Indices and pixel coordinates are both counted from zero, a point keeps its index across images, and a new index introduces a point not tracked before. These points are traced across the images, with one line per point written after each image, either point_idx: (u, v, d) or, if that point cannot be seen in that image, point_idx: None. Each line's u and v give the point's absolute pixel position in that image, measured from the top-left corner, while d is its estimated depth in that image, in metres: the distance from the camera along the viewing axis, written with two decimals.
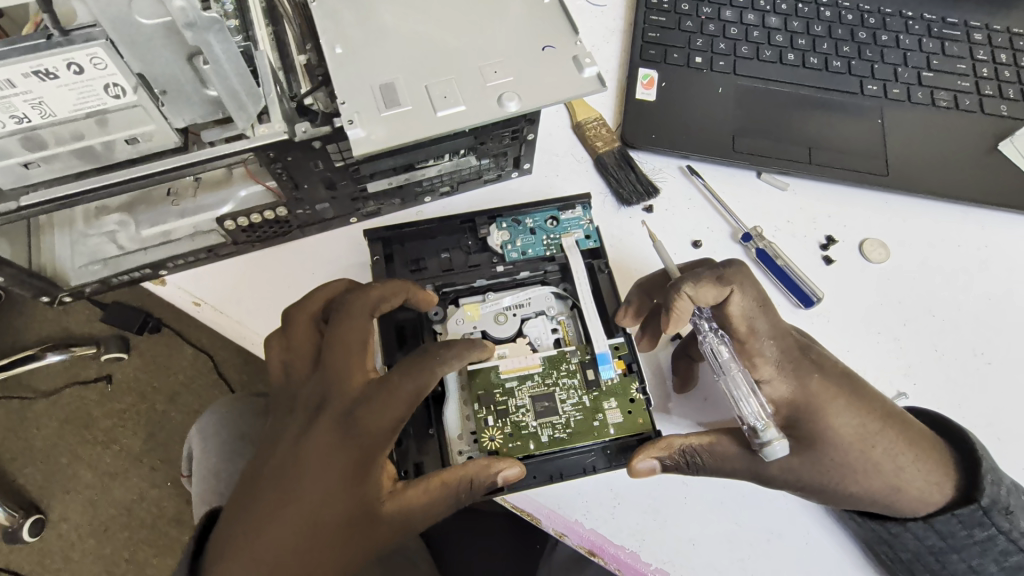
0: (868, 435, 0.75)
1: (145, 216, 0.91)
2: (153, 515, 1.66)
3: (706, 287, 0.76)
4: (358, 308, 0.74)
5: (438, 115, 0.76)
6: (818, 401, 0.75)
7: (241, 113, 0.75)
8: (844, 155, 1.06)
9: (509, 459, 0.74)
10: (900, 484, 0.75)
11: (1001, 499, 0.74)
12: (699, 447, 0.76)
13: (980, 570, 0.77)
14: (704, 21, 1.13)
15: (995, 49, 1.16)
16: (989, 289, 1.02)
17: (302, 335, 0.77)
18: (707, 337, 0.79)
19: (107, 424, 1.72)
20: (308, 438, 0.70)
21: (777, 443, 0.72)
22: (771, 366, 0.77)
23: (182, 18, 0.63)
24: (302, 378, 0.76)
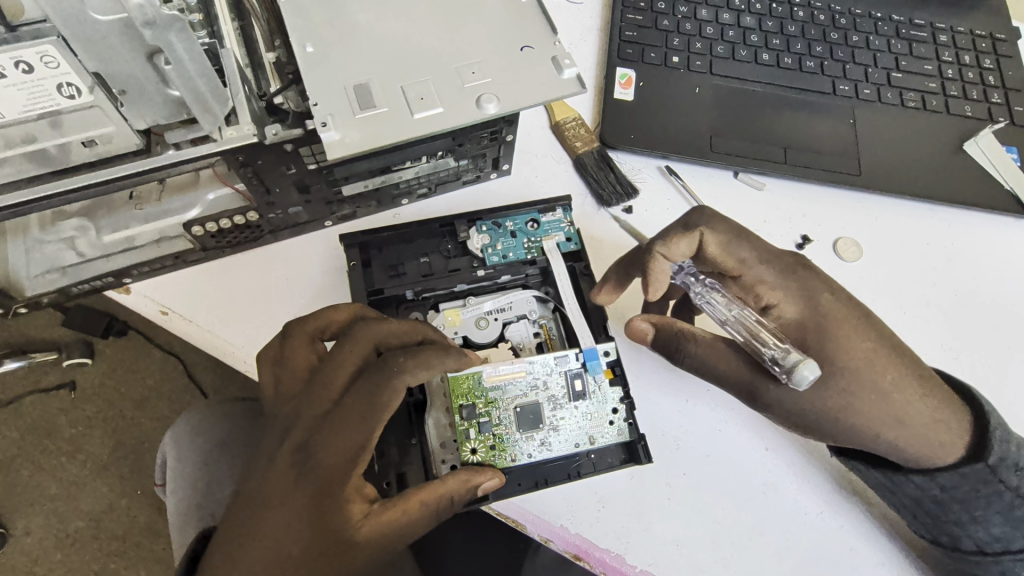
0: (888, 392, 0.76)
1: (106, 221, 0.86)
2: (124, 526, 1.60)
3: (677, 239, 0.81)
4: (353, 332, 0.74)
5: (415, 117, 0.74)
6: (824, 319, 0.78)
7: (207, 115, 0.71)
8: (818, 155, 1.08)
9: (489, 472, 0.74)
10: (918, 443, 0.76)
11: (1009, 455, 0.77)
12: (705, 340, 0.81)
13: (983, 522, 0.79)
14: (680, 20, 1.13)
15: (959, 51, 1.19)
16: (957, 285, 1.05)
17: (298, 353, 0.75)
18: (704, 290, 0.85)
19: (72, 433, 1.65)
20: (281, 457, 0.70)
21: (802, 363, 0.72)
22: (777, 291, 0.80)
23: (140, 16, 0.59)
24: (290, 395, 0.74)
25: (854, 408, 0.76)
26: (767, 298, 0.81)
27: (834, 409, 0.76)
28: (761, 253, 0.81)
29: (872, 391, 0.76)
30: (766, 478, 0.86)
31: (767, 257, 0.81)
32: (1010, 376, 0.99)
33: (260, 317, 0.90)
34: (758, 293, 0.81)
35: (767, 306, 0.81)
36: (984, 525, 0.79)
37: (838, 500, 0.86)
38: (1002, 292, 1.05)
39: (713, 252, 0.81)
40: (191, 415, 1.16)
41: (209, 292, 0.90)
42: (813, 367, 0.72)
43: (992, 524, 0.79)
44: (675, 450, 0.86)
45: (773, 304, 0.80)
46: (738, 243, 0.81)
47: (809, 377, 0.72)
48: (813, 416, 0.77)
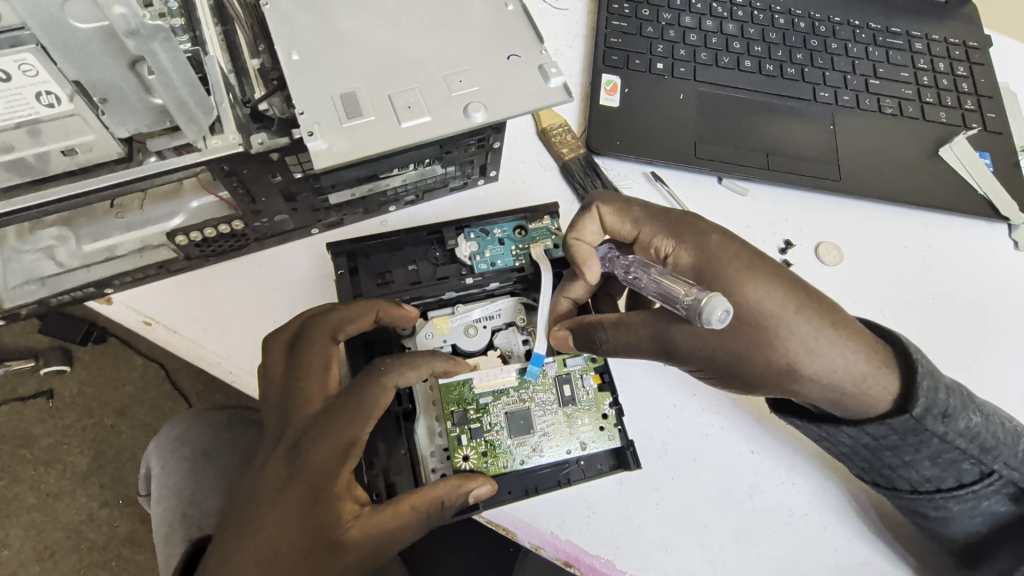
0: (800, 326, 0.70)
1: (87, 229, 0.85)
2: (105, 535, 1.57)
3: (581, 221, 0.82)
4: (319, 333, 0.73)
5: (402, 126, 0.74)
6: (716, 259, 0.73)
7: (191, 125, 0.70)
8: (799, 161, 1.10)
9: (481, 478, 0.74)
10: (840, 383, 0.72)
11: (936, 404, 0.74)
12: (608, 321, 0.76)
13: (913, 465, 0.78)
14: (664, 27, 1.14)
15: (934, 58, 1.22)
16: (932, 288, 1.08)
17: (274, 360, 0.74)
18: (628, 270, 0.81)
19: (50, 441, 1.61)
20: (267, 469, 0.68)
21: (709, 299, 0.66)
22: (669, 242, 0.78)
23: (123, 25, 0.58)
24: (273, 405, 0.73)
25: (771, 349, 0.70)
26: (662, 251, 0.78)
27: (748, 350, 0.70)
28: (646, 210, 0.80)
29: (785, 327, 0.70)
30: (751, 480, 0.88)
31: (653, 212, 0.80)
32: (986, 376, 1.02)
33: (247, 326, 0.89)
34: (655, 248, 0.79)
35: (665, 259, 0.78)
36: (915, 469, 0.79)
37: (820, 498, 0.88)
38: (975, 293, 1.08)
39: (612, 224, 0.82)
40: (176, 423, 1.16)
41: (194, 300, 0.89)
42: (722, 302, 0.66)
43: (922, 466, 0.78)
44: (662, 455, 0.87)
45: (668, 255, 0.77)
46: (628, 206, 0.81)
47: (720, 313, 0.66)
48: (727, 361, 0.71)
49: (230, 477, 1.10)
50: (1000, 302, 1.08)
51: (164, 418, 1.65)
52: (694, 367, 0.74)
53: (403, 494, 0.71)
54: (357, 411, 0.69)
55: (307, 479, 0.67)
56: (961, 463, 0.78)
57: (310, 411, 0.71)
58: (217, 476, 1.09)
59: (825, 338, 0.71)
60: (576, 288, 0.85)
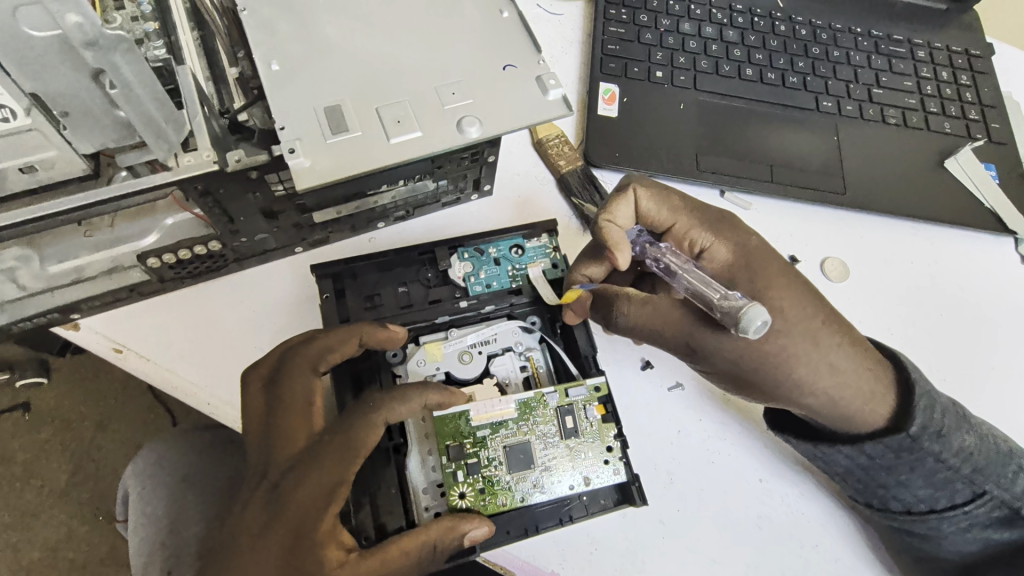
0: (820, 340, 0.70)
1: (51, 249, 0.78)
2: (83, 555, 1.49)
3: (616, 202, 0.76)
4: (299, 366, 0.69)
5: (392, 142, 0.69)
6: (755, 259, 0.73)
7: (161, 143, 0.65)
8: (803, 173, 1.06)
9: (478, 518, 0.69)
10: (850, 401, 0.71)
11: (931, 424, 0.74)
12: (638, 302, 0.73)
13: (908, 485, 0.76)
14: (663, 33, 1.10)
15: (937, 67, 1.19)
16: (939, 303, 1.04)
17: (251, 398, 0.69)
18: (659, 257, 0.77)
19: (26, 457, 1.53)
20: (251, 513, 0.65)
21: (748, 308, 0.63)
22: (707, 234, 0.76)
23: (79, 36, 0.54)
24: (253, 444, 0.68)
25: (795, 359, 0.69)
26: (698, 244, 0.76)
27: (774, 359, 0.68)
28: (685, 201, 0.78)
29: (808, 338, 0.69)
30: (760, 510, 0.84)
31: (691, 206, 0.78)
32: (996, 395, 0.99)
33: (227, 351, 0.84)
34: (690, 241, 0.76)
35: (700, 253, 0.76)
36: (909, 489, 0.77)
37: (831, 527, 0.84)
38: (983, 307, 1.05)
39: (649, 209, 0.77)
40: (156, 445, 1.09)
41: (170, 325, 0.84)
42: (763, 313, 0.63)
43: (916, 487, 0.76)
44: (667, 485, 0.83)
45: (706, 249, 0.76)
46: (667, 193, 0.78)
47: (759, 325, 0.62)
48: (750, 368, 0.69)
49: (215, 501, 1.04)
50: (1004, 317, 1.05)
51: (146, 432, 1.58)
52: (709, 370, 0.72)
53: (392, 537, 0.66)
54: (343, 450, 0.65)
55: (292, 521, 0.64)
56: (955, 483, 0.76)
57: (293, 450, 0.67)
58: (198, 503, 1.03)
59: (840, 356, 0.71)
60: (596, 268, 0.81)
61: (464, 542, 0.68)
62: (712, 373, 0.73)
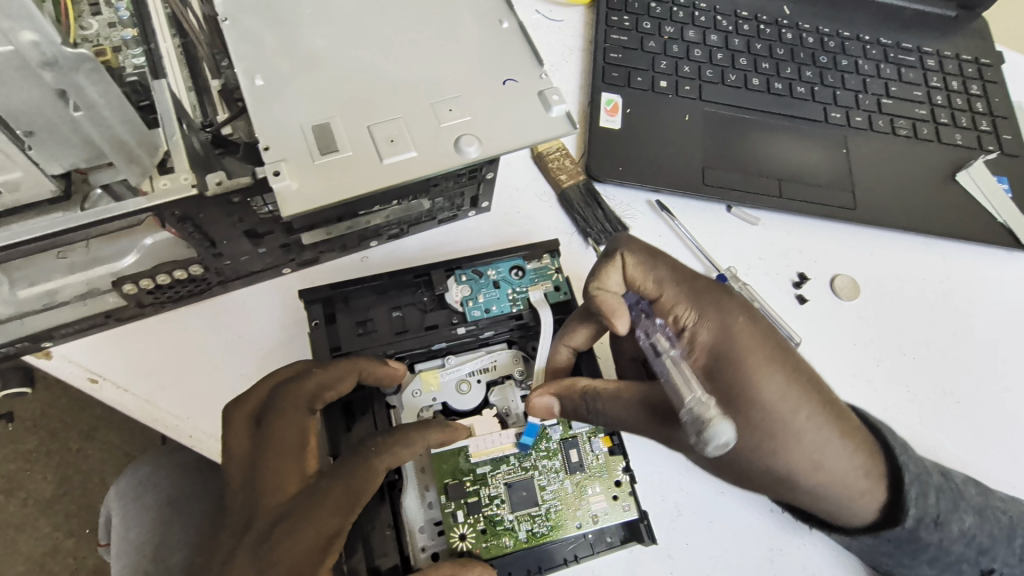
0: (811, 431, 0.65)
1: (21, 273, 0.73)
2: (70, 568, 1.44)
3: (605, 270, 0.73)
4: (294, 404, 0.64)
5: (385, 163, 0.64)
6: (741, 341, 0.67)
7: (133, 166, 0.62)
8: (812, 187, 1.02)
9: (481, 567, 0.65)
10: (845, 493, 0.67)
11: (928, 511, 0.71)
12: (605, 393, 0.69)
13: (911, 568, 0.75)
14: (667, 41, 1.06)
15: (947, 76, 1.16)
16: (953, 322, 1.01)
17: (236, 438, 0.64)
18: (650, 334, 0.72)
19: (9, 469, 1.48)
20: (235, 568, 0.59)
21: (713, 423, 0.57)
22: (693, 312, 0.70)
23: (37, 56, 0.50)
24: (235, 490, 0.63)
25: (780, 453, 0.64)
26: (684, 320, 0.71)
27: (757, 452, 0.64)
28: (673, 272, 0.73)
29: (795, 430, 0.64)
30: (771, 543, 0.80)
31: (679, 276, 0.73)
32: (1011, 419, 0.96)
33: (210, 380, 0.79)
34: (675, 316, 0.71)
35: (683, 331, 0.71)
36: (915, 572, 0.75)
37: (846, 560, 0.81)
38: (997, 326, 1.02)
39: (636, 278, 0.73)
40: (139, 467, 1.03)
41: (151, 351, 0.79)
42: (728, 430, 0.57)
43: (921, 571, 0.75)
44: (676, 517, 0.79)
45: (689, 328, 0.70)
46: (654, 263, 0.73)
47: (721, 442, 0.57)
48: (733, 458, 0.66)
49: (202, 525, 0.98)
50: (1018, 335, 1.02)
51: (135, 442, 1.52)
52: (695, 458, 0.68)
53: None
54: (343, 498, 0.60)
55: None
56: (957, 561, 0.76)
57: (284, 497, 0.62)
58: (183, 526, 0.97)
59: (836, 446, 0.65)
60: (581, 336, 0.75)
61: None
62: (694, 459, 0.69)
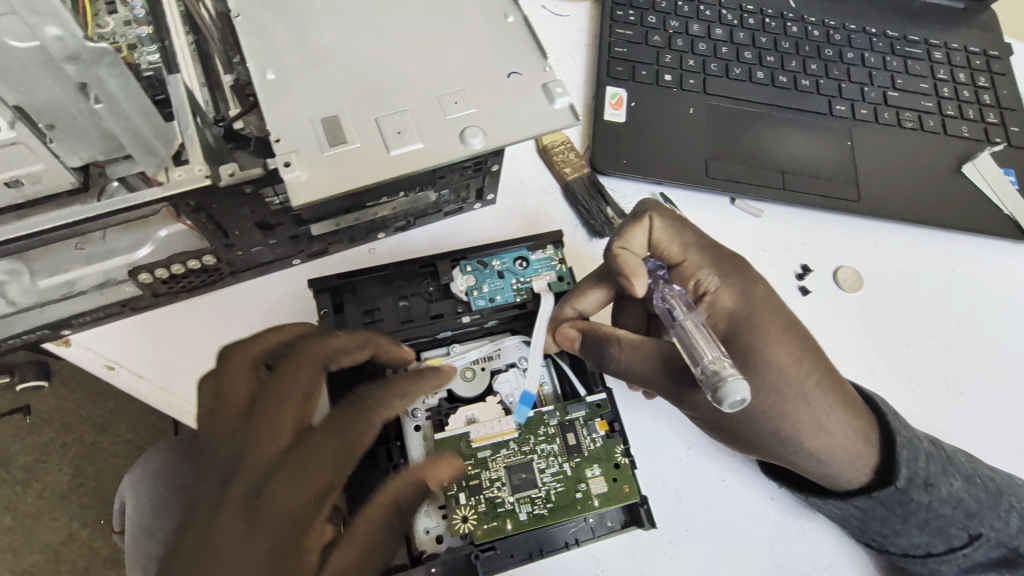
0: (816, 400, 0.67)
1: (42, 263, 0.75)
2: (86, 558, 1.47)
3: (632, 230, 0.75)
4: (312, 353, 0.66)
5: (391, 154, 0.66)
6: (758, 310, 0.69)
7: (150, 157, 0.64)
8: (816, 179, 1.03)
9: (441, 463, 0.67)
10: (840, 461, 0.69)
11: (918, 473, 0.72)
12: (626, 340, 0.71)
13: (903, 534, 0.74)
14: (672, 35, 1.07)
15: (953, 68, 1.16)
16: (957, 314, 1.01)
17: (237, 383, 0.64)
18: (666, 299, 0.71)
19: (27, 460, 1.51)
20: (225, 514, 0.58)
21: (730, 380, 0.59)
22: (714, 276, 0.73)
23: (61, 50, 0.52)
24: (228, 435, 0.62)
25: (784, 418, 0.66)
26: (705, 284, 0.73)
27: (762, 415, 0.66)
28: (699, 238, 0.75)
29: (801, 398, 0.66)
30: (771, 530, 0.81)
31: (704, 244, 0.75)
32: (1015, 409, 0.96)
33: None
34: (696, 280, 0.74)
35: (704, 295, 0.73)
36: (905, 537, 0.75)
37: (846, 549, 0.82)
38: (1002, 318, 1.02)
39: (662, 239, 0.75)
40: None
41: (165, 340, 0.81)
42: (745, 390, 0.59)
43: (912, 535, 0.75)
44: (677, 504, 0.80)
45: (710, 291, 0.72)
46: (681, 228, 0.76)
47: (736, 401, 0.59)
48: (736, 420, 0.67)
49: None
50: (1023, 326, 1.02)
51: (149, 435, 1.55)
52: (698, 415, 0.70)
53: (360, 511, 0.63)
54: (341, 452, 0.62)
55: (279, 523, 0.58)
56: (949, 528, 0.75)
57: (280, 446, 0.61)
58: None
59: (837, 417, 0.67)
60: (591, 300, 0.79)
61: (426, 484, 0.65)
62: (700, 420, 0.70)
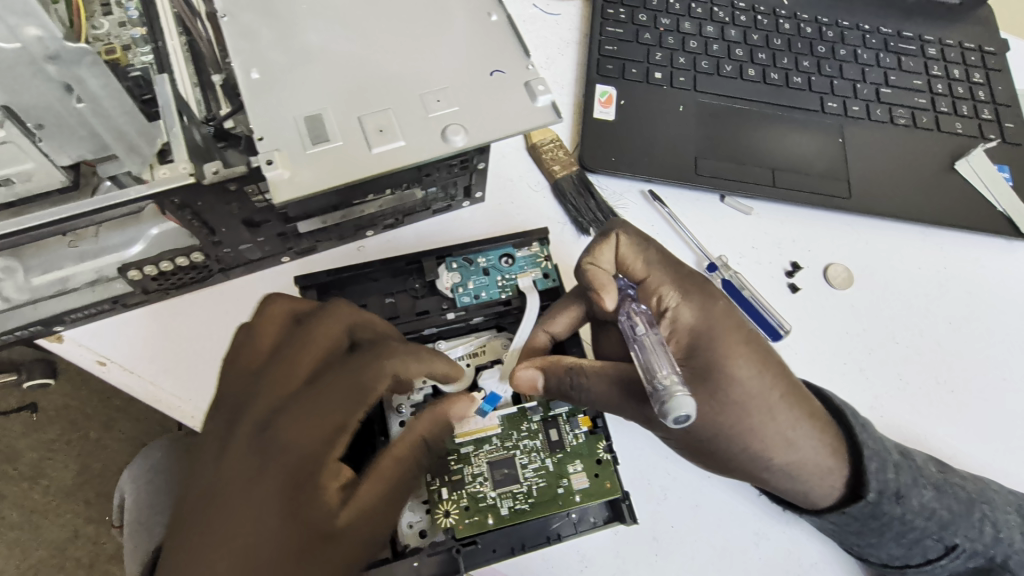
0: (780, 414, 0.68)
1: (35, 260, 0.77)
2: (89, 554, 1.48)
3: (599, 247, 0.77)
4: (338, 311, 0.70)
5: (373, 152, 0.67)
6: (718, 326, 0.70)
7: (135, 156, 0.66)
8: (807, 176, 1.03)
9: (459, 404, 0.70)
10: (809, 475, 0.70)
11: (888, 486, 0.72)
12: (590, 370, 0.71)
13: (878, 547, 0.74)
14: (663, 33, 1.07)
15: (948, 64, 1.15)
16: (948, 313, 1.01)
17: (268, 333, 0.70)
18: (630, 318, 0.72)
19: (34, 457, 1.53)
20: (246, 443, 0.62)
21: (675, 396, 0.60)
22: (676, 293, 0.73)
23: (41, 49, 0.54)
24: (262, 377, 0.66)
25: (748, 434, 0.67)
26: (667, 301, 0.73)
27: (728, 432, 0.67)
28: (664, 257, 0.76)
29: (765, 413, 0.67)
30: (756, 527, 0.81)
31: (668, 263, 0.76)
32: (1007, 408, 0.95)
33: (213, 364, 0.82)
34: (658, 297, 0.74)
35: (665, 313, 0.73)
36: (883, 549, 0.75)
37: (832, 547, 0.81)
38: (994, 317, 1.01)
39: (628, 257, 0.77)
40: (151, 452, 1.06)
41: (157, 336, 0.83)
42: (689, 406, 0.60)
43: (890, 547, 0.75)
44: (662, 500, 0.81)
45: (671, 308, 0.72)
46: (647, 246, 0.77)
47: (680, 415, 0.60)
48: (705, 438, 0.68)
49: None
50: (1016, 325, 1.01)
51: (151, 432, 1.57)
52: (670, 435, 0.71)
53: (384, 451, 0.66)
54: (348, 396, 0.64)
55: (290, 460, 0.61)
56: (925, 539, 0.75)
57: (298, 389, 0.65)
58: None
59: (803, 431, 0.68)
60: (563, 322, 0.78)
61: (451, 421, 0.69)
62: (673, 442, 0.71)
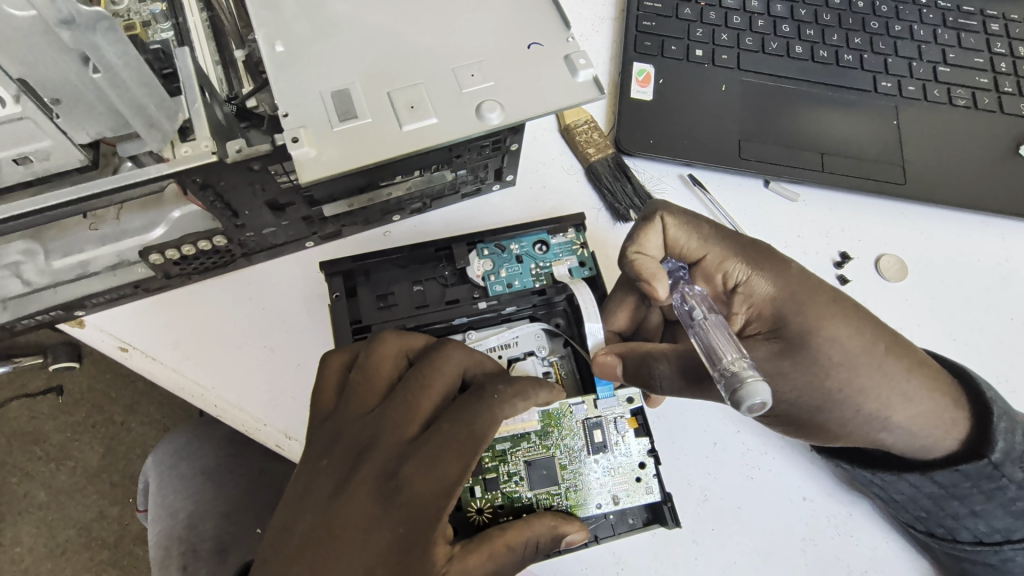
0: (891, 368, 0.63)
1: (57, 243, 0.74)
2: (115, 534, 1.45)
3: (644, 232, 0.71)
4: (454, 358, 0.63)
5: (405, 130, 0.63)
6: (799, 291, 0.65)
7: (154, 131, 0.62)
8: (857, 161, 0.96)
9: (576, 523, 0.66)
10: (928, 430, 0.64)
11: (1015, 447, 0.65)
12: (666, 354, 0.67)
13: (984, 515, 0.68)
14: (704, 7, 1.00)
15: (1013, 41, 1.05)
16: (1010, 306, 0.94)
17: (381, 368, 0.63)
18: (686, 301, 0.68)
19: (61, 438, 1.49)
20: (354, 495, 0.58)
21: (749, 383, 0.54)
22: (743, 266, 0.68)
23: (54, 14, 0.49)
24: (366, 418, 0.61)
25: (867, 394, 0.62)
26: (733, 277, 0.68)
27: (839, 397, 0.62)
28: (718, 232, 0.71)
29: (876, 368, 0.62)
30: (804, 532, 0.77)
31: (723, 235, 0.71)
32: None
33: (235, 351, 0.79)
34: (724, 273, 0.69)
35: (736, 288, 0.68)
36: (986, 519, 0.69)
37: (885, 553, 0.77)
38: None
39: (677, 238, 0.71)
40: (173, 438, 1.05)
41: (181, 321, 0.80)
42: (763, 392, 0.54)
43: (993, 516, 0.68)
44: (702, 503, 0.76)
45: (742, 282, 0.68)
46: (697, 223, 0.72)
47: (755, 405, 0.54)
48: (811, 408, 0.64)
49: (232, 496, 0.98)
50: None
51: (174, 416, 1.51)
52: None
53: (501, 529, 0.62)
54: (458, 463, 0.59)
55: (397, 519, 0.57)
56: None
57: (409, 438, 0.60)
58: (209, 494, 0.98)
59: (916, 383, 0.64)
60: (622, 317, 0.78)
61: (561, 544, 0.65)
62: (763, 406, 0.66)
